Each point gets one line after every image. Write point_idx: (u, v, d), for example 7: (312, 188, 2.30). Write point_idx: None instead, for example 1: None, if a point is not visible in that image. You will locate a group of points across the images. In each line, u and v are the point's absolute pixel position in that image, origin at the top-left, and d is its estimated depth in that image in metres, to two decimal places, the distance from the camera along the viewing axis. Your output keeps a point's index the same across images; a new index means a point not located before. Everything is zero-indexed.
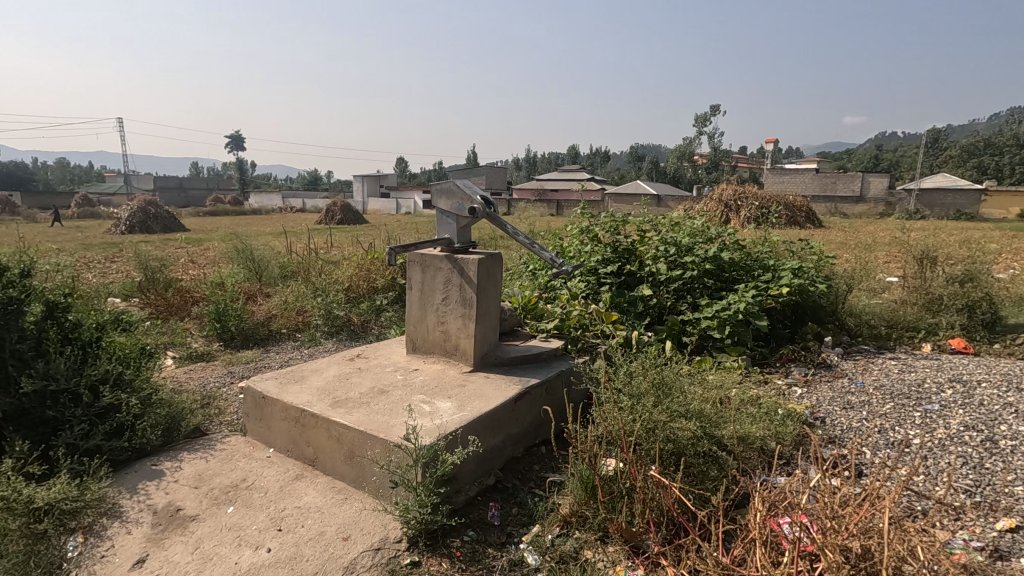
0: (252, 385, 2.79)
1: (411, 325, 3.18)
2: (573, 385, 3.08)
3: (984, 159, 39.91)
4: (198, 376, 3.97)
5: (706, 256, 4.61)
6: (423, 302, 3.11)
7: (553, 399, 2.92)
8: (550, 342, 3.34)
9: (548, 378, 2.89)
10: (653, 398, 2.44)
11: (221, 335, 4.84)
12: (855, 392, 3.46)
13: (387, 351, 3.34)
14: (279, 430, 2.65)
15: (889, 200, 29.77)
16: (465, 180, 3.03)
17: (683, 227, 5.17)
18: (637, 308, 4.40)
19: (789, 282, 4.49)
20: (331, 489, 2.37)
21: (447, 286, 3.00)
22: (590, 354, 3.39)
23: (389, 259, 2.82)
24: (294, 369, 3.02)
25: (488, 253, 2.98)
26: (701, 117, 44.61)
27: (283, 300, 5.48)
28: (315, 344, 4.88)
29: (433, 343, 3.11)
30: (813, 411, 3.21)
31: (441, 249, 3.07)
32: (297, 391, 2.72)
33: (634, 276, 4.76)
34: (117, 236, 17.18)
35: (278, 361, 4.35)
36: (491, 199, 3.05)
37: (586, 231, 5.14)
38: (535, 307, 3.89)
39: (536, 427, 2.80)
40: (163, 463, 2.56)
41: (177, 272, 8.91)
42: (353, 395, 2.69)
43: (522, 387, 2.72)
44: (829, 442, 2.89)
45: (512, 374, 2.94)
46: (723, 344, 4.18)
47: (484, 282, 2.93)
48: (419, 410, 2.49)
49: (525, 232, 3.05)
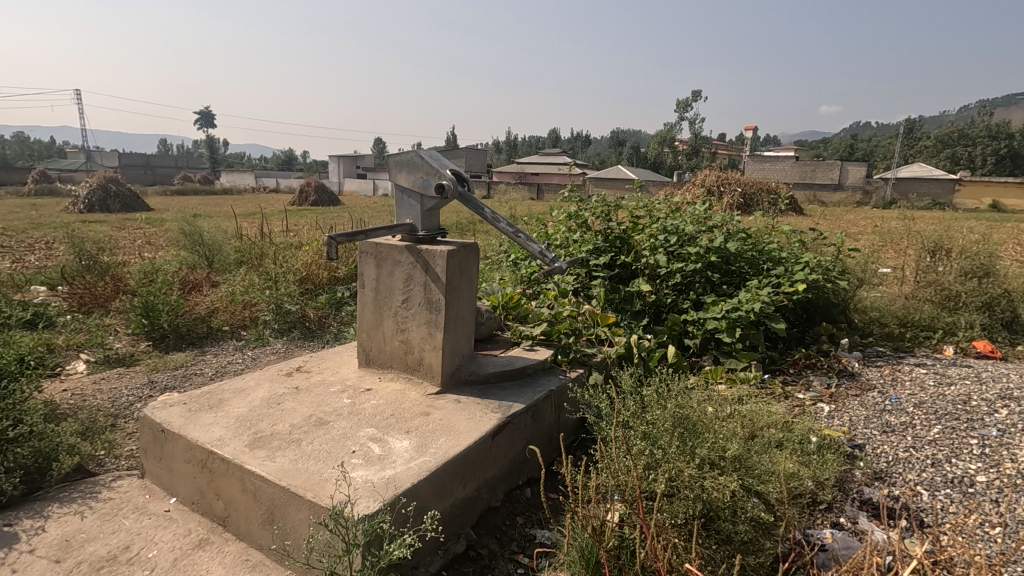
0: (149, 414, 2.13)
1: (364, 332, 2.55)
2: (564, 410, 2.50)
3: (958, 148, 40.28)
4: (111, 388, 3.28)
5: (710, 246, 4.07)
6: (378, 305, 2.49)
7: (541, 428, 2.35)
8: (536, 353, 2.75)
9: (535, 403, 2.31)
10: (677, 438, 1.89)
11: (150, 334, 4.13)
12: (893, 410, 2.95)
13: (335, 364, 2.70)
14: (182, 475, 2.01)
15: (868, 189, 29.79)
16: (431, 151, 2.39)
17: (684, 213, 4.60)
18: (634, 307, 3.83)
19: (804, 277, 3.95)
20: (243, 564, 1.74)
21: (407, 285, 2.37)
22: (586, 367, 2.81)
23: (330, 253, 2.16)
24: (212, 389, 2.37)
25: (460, 244, 2.37)
26: (683, 103, 44.13)
27: (227, 291, 4.77)
28: (262, 345, 4.20)
29: (391, 356, 2.49)
30: (850, 437, 2.68)
31: (401, 238, 2.44)
32: (208, 423, 2.07)
33: (628, 269, 4.22)
34: (68, 215, 16.00)
35: (212, 367, 3.67)
36: (464, 176, 2.42)
37: (574, 217, 4.56)
38: (519, 306, 3.29)
39: (518, 466, 2.22)
40: (19, 522, 1.91)
41: (124, 255, 8.08)
42: (281, 428, 2.05)
43: (502, 417, 2.14)
44: (876, 479, 2.37)
45: (489, 396, 2.34)
46: (732, 349, 3.63)
47: (455, 281, 2.31)
48: (365, 453, 1.87)
49: (507, 216, 2.43)
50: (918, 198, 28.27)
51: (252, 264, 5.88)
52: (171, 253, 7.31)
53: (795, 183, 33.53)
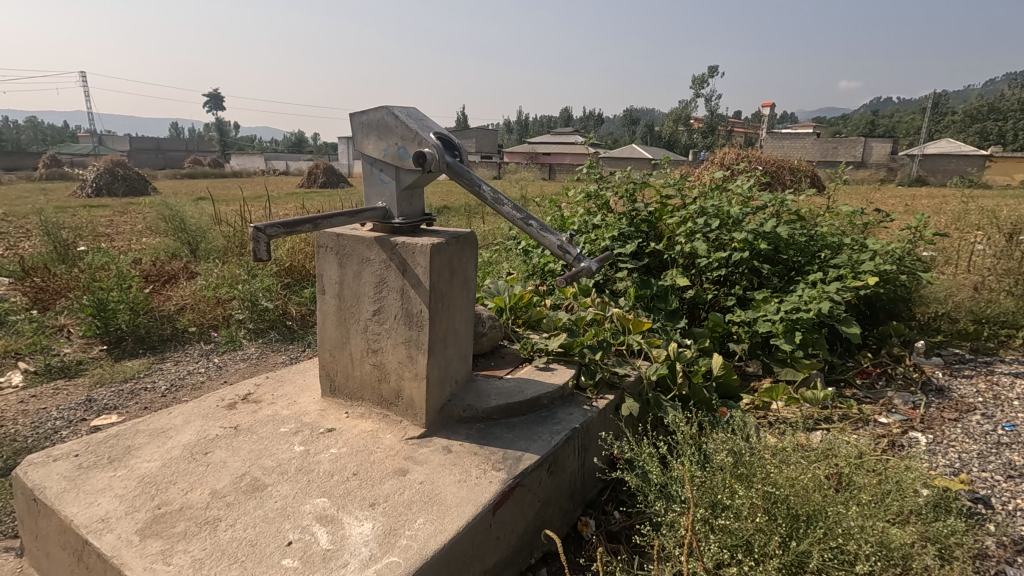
0: (23, 474, 1.55)
1: (327, 352, 1.94)
2: (587, 454, 1.91)
3: (988, 123, 38.44)
4: (39, 409, 2.72)
5: (760, 231, 3.38)
6: (342, 316, 1.87)
7: (558, 484, 1.76)
8: (554, 375, 2.12)
9: (553, 451, 1.72)
10: (772, 532, 1.27)
11: (105, 336, 3.57)
12: (1014, 446, 2.27)
13: (295, 390, 2.10)
14: (59, 565, 1.43)
15: (894, 167, 28.47)
16: (406, 108, 1.77)
17: (724, 191, 3.90)
18: (669, 304, 3.17)
19: (876, 268, 3.24)
20: None
21: (379, 292, 1.76)
22: (617, 390, 2.17)
23: (259, 252, 1.49)
24: (123, 432, 1.78)
25: (450, 235, 1.75)
26: (700, 81, 42.62)
27: (200, 285, 4.19)
28: (232, 350, 3.61)
29: (361, 384, 1.88)
30: (968, 487, 2.01)
31: (371, 228, 1.80)
32: (97, 489, 1.48)
33: (658, 257, 3.59)
34: (70, 200, 15.59)
35: (167, 380, 3.09)
36: (454, 143, 1.79)
37: (594, 197, 3.96)
38: (530, 307, 2.67)
39: (528, 542, 1.63)
40: None
41: (114, 241, 7.56)
42: (196, 498, 1.46)
43: (508, 479, 1.54)
44: (1019, 554, 1.72)
45: (490, 441, 1.73)
46: (790, 357, 2.97)
47: (442, 285, 1.70)
48: (307, 548, 1.28)
49: (512, 197, 1.77)
50: (948, 175, 26.88)
51: (234, 253, 5.30)
52: (156, 241, 6.74)
53: (818, 160, 32.18)
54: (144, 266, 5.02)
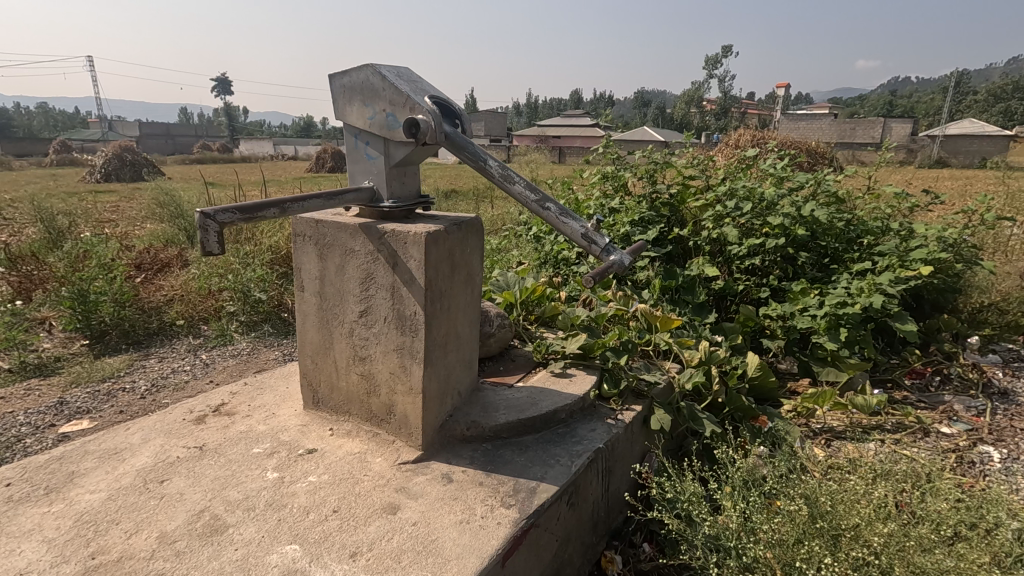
0: None
1: (308, 359, 1.67)
2: (610, 479, 1.63)
3: (1013, 102, 37.16)
4: (6, 413, 2.48)
5: (798, 214, 3.03)
6: (324, 317, 1.59)
7: (579, 516, 1.49)
8: (573, 384, 1.83)
9: (573, 479, 1.44)
10: None
11: (87, 330, 3.33)
12: None
13: (276, 400, 1.83)
14: None
15: (916, 148, 27.59)
16: (394, 68, 1.47)
17: (754, 170, 3.54)
18: (697, 296, 2.86)
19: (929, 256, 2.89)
20: None
21: (366, 289, 1.48)
22: (645, 401, 1.88)
23: (209, 244, 1.20)
24: (71, 454, 1.52)
25: (450, 222, 1.45)
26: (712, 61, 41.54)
27: (191, 275, 3.94)
28: (222, 346, 3.36)
29: (347, 397, 1.61)
30: None
31: (356, 214, 1.51)
32: (24, 532, 1.23)
33: (683, 244, 3.27)
34: (79, 185, 15.48)
35: (148, 380, 2.84)
36: (454, 111, 1.49)
37: (612, 178, 3.63)
38: (544, 302, 2.37)
39: None
40: None
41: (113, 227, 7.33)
42: (142, 542, 1.20)
43: (520, 519, 1.26)
44: None
45: (499, 468, 1.45)
46: (833, 356, 2.65)
47: (440, 282, 1.41)
48: None
49: (525, 177, 1.47)
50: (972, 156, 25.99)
51: None
52: (154, 227, 6.49)
53: (835, 142, 31.33)
54: (136, 253, 4.77)
